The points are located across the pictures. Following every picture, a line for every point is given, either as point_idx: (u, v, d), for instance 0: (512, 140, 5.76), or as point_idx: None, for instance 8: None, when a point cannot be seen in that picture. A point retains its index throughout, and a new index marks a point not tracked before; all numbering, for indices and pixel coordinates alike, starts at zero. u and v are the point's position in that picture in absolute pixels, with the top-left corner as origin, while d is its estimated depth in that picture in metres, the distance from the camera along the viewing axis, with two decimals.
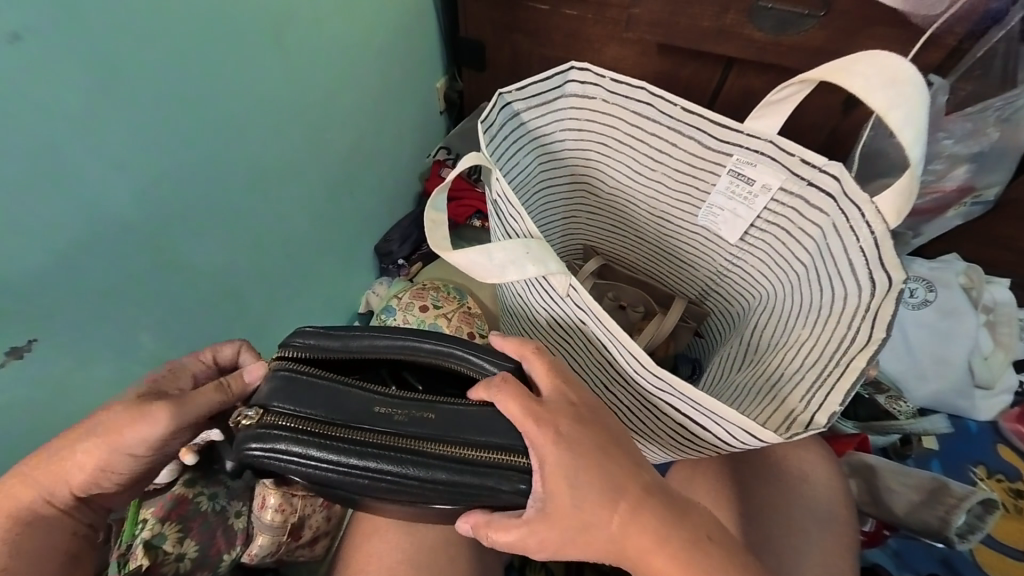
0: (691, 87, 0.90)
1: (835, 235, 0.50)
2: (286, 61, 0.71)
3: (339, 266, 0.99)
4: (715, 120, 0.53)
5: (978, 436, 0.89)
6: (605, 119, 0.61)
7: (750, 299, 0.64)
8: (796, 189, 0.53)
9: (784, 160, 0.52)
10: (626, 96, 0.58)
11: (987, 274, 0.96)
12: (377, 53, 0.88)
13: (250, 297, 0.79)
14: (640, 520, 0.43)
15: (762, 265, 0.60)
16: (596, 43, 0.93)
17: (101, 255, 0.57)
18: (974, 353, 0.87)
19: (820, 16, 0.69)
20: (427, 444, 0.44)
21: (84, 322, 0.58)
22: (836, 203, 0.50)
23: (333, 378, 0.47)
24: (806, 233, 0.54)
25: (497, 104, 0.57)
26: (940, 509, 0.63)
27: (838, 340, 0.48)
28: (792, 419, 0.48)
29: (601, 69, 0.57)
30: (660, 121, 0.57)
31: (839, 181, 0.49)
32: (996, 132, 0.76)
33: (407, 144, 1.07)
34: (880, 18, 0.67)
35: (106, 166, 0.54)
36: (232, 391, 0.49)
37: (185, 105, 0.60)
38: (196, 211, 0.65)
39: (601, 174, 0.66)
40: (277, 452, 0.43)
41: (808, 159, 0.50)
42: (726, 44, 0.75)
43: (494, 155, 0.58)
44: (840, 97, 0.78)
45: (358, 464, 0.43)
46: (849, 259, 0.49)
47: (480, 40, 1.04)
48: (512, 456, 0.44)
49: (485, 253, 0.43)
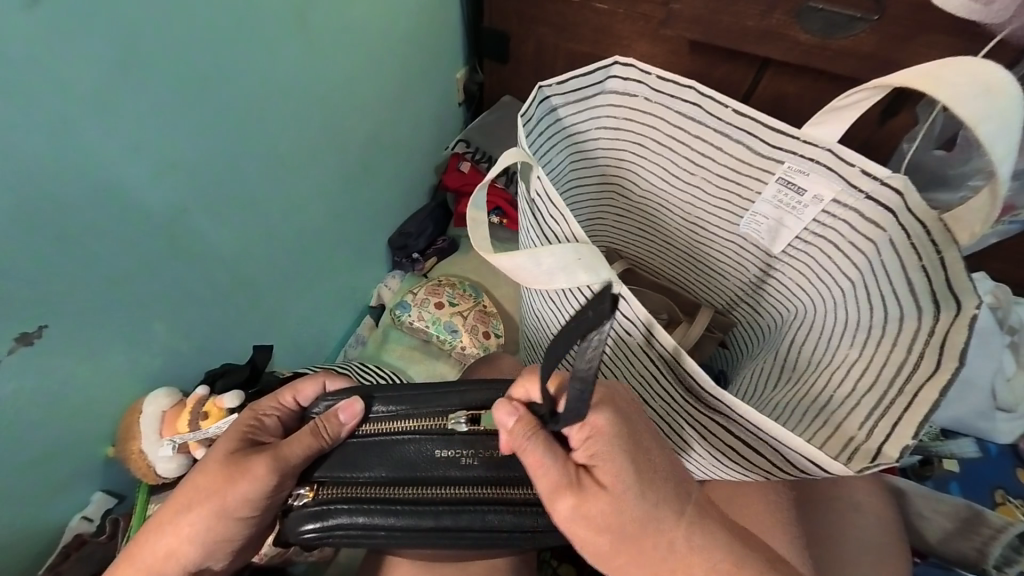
0: (722, 87, 0.87)
1: (894, 253, 0.48)
2: (308, 41, 0.68)
3: (352, 258, 0.96)
4: (769, 126, 0.51)
5: (998, 459, 0.87)
6: (644, 119, 0.58)
7: (784, 313, 0.62)
8: (850, 201, 0.50)
9: (842, 170, 0.49)
10: (672, 95, 0.55)
11: (1013, 294, 0.94)
12: (400, 39, 0.85)
13: (263, 287, 0.77)
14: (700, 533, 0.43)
15: (803, 279, 0.58)
16: (626, 40, 0.90)
17: (114, 237, 0.55)
18: (997, 376, 0.85)
19: (872, 20, 0.66)
20: (508, 489, 0.45)
21: (94, 309, 0.56)
22: (896, 218, 0.48)
23: (381, 433, 0.45)
24: (859, 249, 0.51)
25: (536, 97, 0.55)
26: (976, 540, 0.62)
27: (898, 365, 0.46)
28: (850, 448, 0.45)
29: (647, 66, 0.54)
30: (706, 122, 0.55)
31: (902, 195, 0.47)
32: None
33: (424, 134, 1.04)
34: (934, 25, 0.65)
35: (122, 144, 0.52)
36: (327, 436, 0.44)
37: (206, 84, 0.57)
38: (211, 195, 0.63)
39: (634, 176, 0.64)
40: (338, 526, 0.43)
41: (869, 171, 0.48)
42: (770, 45, 0.72)
43: (530, 150, 0.56)
44: (878, 105, 0.75)
45: (434, 524, 0.43)
46: (909, 279, 0.47)
47: (504, 30, 1.01)
48: (487, 489, 0.44)
49: (534, 258, 0.41)
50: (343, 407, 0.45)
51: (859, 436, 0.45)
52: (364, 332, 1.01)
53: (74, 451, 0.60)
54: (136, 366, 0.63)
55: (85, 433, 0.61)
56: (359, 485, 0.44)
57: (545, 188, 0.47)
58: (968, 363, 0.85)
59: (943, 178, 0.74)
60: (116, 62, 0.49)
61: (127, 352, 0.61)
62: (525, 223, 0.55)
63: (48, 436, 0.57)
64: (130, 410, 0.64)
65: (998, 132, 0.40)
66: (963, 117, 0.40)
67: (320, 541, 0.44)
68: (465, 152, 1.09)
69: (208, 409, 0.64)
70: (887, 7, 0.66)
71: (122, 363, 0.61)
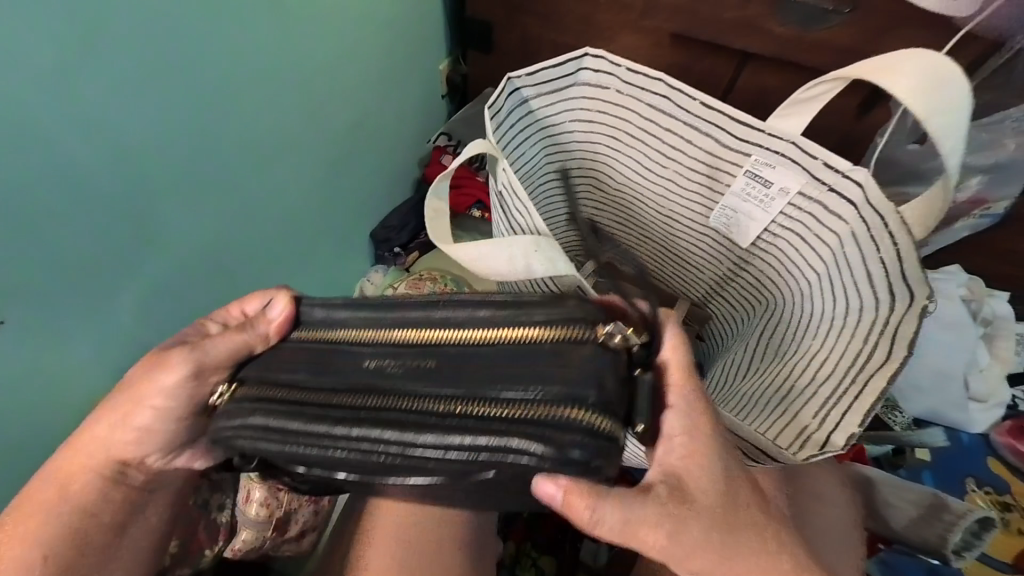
0: (704, 81, 0.86)
1: (856, 245, 0.49)
2: (284, 27, 0.67)
3: (334, 250, 0.95)
4: (736, 118, 0.51)
5: (971, 448, 0.89)
6: (616, 112, 0.58)
7: (754, 306, 0.63)
8: (816, 194, 0.50)
9: (806, 162, 0.49)
10: (641, 88, 0.55)
11: (990, 287, 0.95)
12: (382, 28, 0.84)
13: (242, 281, 0.76)
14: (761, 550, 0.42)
15: (772, 272, 0.58)
16: (608, 32, 0.89)
17: (74, 224, 0.53)
18: (970, 366, 0.86)
19: (847, 12, 0.67)
20: (424, 401, 0.35)
21: (56, 298, 0.54)
22: (857, 211, 0.48)
23: (317, 341, 0.41)
24: (823, 242, 0.51)
25: (504, 90, 0.56)
26: (940, 526, 0.63)
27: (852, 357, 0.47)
28: (805, 436, 0.48)
29: (616, 57, 0.54)
30: (675, 115, 0.54)
31: (862, 189, 0.47)
32: (1013, 143, 0.73)
33: (407, 126, 1.03)
34: (908, 18, 0.65)
35: (82, 127, 0.51)
36: (256, 331, 0.44)
37: (175, 70, 0.56)
38: (184, 186, 0.62)
39: (609, 169, 0.64)
40: (243, 426, 0.37)
41: (831, 163, 0.48)
42: (749, 37, 0.72)
43: (500, 143, 0.56)
44: (855, 100, 0.75)
45: (334, 432, 0.34)
46: (869, 271, 0.48)
47: (487, 21, 1.00)
48: (413, 403, 0.35)
49: (493, 248, 0.41)
50: (274, 304, 0.44)
51: (812, 425, 0.48)
52: None
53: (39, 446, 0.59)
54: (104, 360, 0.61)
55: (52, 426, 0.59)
56: (283, 387, 0.38)
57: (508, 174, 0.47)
58: (943, 354, 0.86)
59: (918, 171, 0.74)
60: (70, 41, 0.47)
61: (95, 345, 0.60)
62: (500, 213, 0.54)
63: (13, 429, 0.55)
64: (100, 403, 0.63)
65: (950, 130, 0.40)
66: (917, 114, 0.40)
67: (233, 442, 0.39)
68: (448, 145, 1.08)
69: None
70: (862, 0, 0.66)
71: (88, 355, 0.60)
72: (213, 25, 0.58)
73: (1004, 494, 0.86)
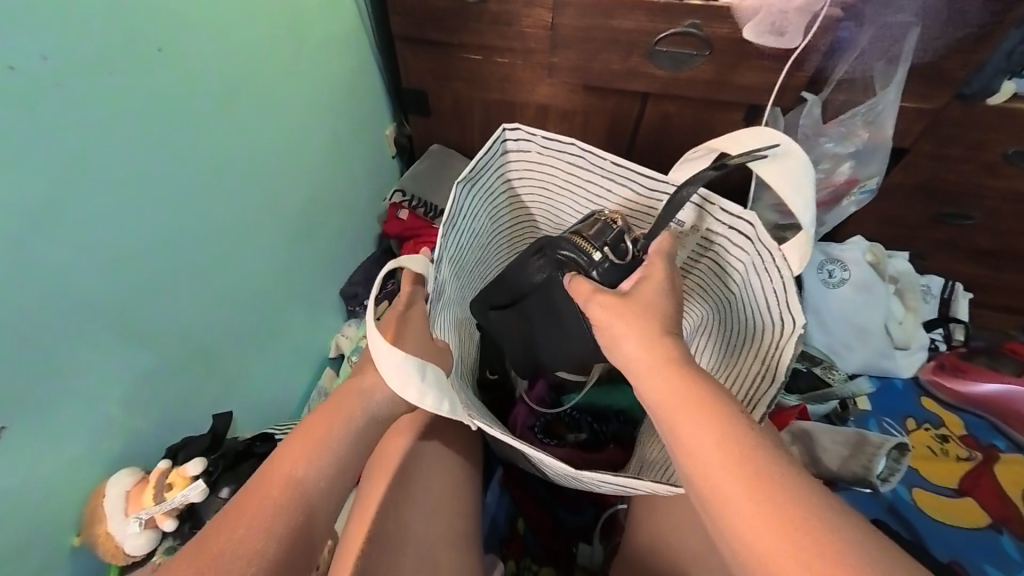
0: (616, 117, 1.04)
1: (755, 271, 0.56)
2: (227, 132, 0.73)
3: (300, 315, 1.01)
4: (645, 172, 0.60)
5: (903, 391, 1.07)
6: (542, 169, 0.67)
7: (718, 300, 0.65)
8: (721, 230, 0.57)
9: (705, 207, 0.57)
10: (558, 149, 0.63)
11: (889, 250, 1.17)
12: (318, 116, 0.92)
13: (221, 361, 0.82)
14: (685, 390, 0.45)
15: (716, 272, 0.62)
16: (527, 85, 1.03)
17: (52, 353, 0.57)
18: (888, 319, 1.06)
19: (705, 54, 0.84)
20: (558, 242, 0.62)
21: (38, 412, 0.57)
22: (752, 242, 0.54)
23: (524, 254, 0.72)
24: (734, 262, 0.58)
25: (455, 197, 0.58)
26: (864, 458, 0.67)
27: (777, 336, 0.55)
28: None
29: (531, 129, 0.62)
30: (595, 170, 0.63)
31: (752, 227, 0.53)
32: (866, 133, 0.87)
33: (364, 187, 1.14)
34: (757, 53, 0.83)
35: (62, 262, 0.56)
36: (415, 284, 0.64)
37: (140, 176, 0.62)
38: (160, 285, 0.68)
39: (546, 215, 0.75)
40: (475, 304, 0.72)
41: (726, 208, 0.55)
42: (638, 79, 0.91)
43: (464, 232, 0.63)
44: (739, 115, 0.96)
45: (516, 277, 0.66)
46: (766, 296, 0.55)
47: (421, 89, 1.11)
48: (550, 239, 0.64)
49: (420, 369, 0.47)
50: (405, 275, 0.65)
51: None
52: (326, 383, 1.08)
53: (40, 547, 0.60)
54: (95, 452, 0.65)
55: (59, 522, 0.62)
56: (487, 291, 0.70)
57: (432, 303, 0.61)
58: (863, 311, 1.04)
59: None
60: (47, 190, 0.53)
61: (79, 458, 0.63)
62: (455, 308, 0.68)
63: (32, 530, 0.59)
64: (98, 488, 0.65)
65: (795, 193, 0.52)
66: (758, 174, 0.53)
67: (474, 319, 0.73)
68: (403, 201, 1.18)
69: (174, 479, 0.66)
70: (713, 43, 0.83)
71: (78, 451, 0.63)
72: (162, 141, 0.64)
73: (939, 427, 1.01)
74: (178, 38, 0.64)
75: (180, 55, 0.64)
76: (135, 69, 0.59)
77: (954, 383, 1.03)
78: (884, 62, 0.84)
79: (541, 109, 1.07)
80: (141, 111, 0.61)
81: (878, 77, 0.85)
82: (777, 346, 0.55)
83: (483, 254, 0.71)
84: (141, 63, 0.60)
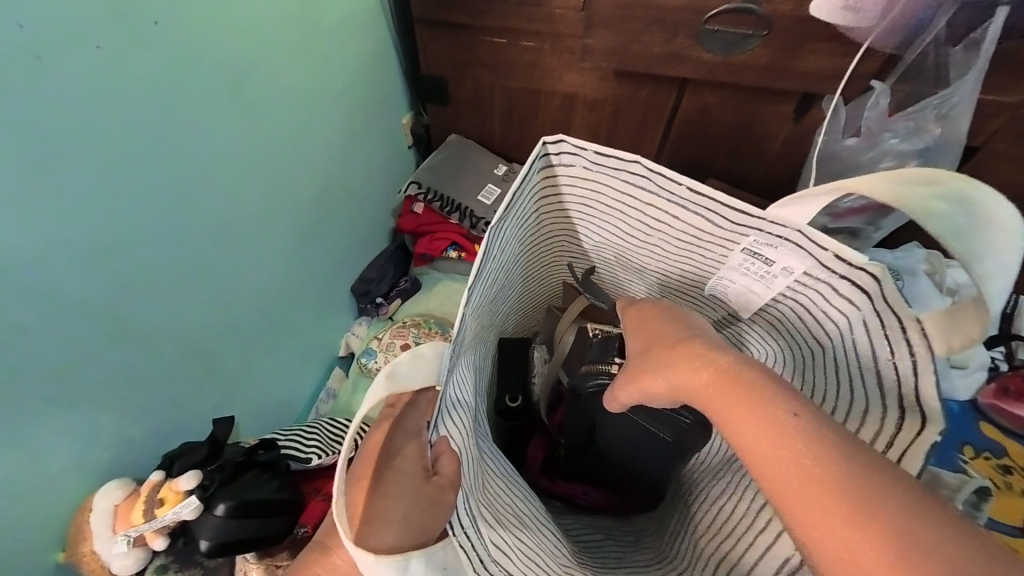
0: (650, 107, 0.96)
1: (866, 332, 0.46)
2: (229, 120, 0.68)
3: (308, 316, 0.96)
4: (730, 205, 0.49)
5: (960, 416, 0.96)
6: (593, 185, 0.58)
7: (803, 344, 0.56)
8: (821, 277, 0.47)
9: (814, 250, 0.46)
10: (614, 166, 0.55)
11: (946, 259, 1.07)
12: (329, 103, 0.86)
13: (222, 363, 0.77)
14: (734, 394, 0.39)
15: (803, 316, 0.53)
16: (554, 71, 0.95)
17: (32, 358, 0.53)
18: None
19: (762, 35, 0.75)
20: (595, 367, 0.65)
21: (19, 421, 0.53)
22: (869, 299, 0.45)
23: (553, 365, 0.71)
24: (830, 316, 0.50)
25: (490, 237, 0.51)
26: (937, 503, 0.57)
27: (890, 416, 0.46)
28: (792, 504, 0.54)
29: (580, 142, 0.54)
30: (660, 193, 0.54)
31: (878, 280, 0.43)
32: (936, 128, 0.75)
33: (378, 180, 1.09)
34: (820, 35, 0.74)
35: (43, 259, 0.51)
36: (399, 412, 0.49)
37: (132, 169, 0.57)
38: (154, 285, 0.63)
39: (594, 233, 0.66)
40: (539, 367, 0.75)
41: (843, 254, 0.44)
42: (679, 65, 0.83)
43: (496, 267, 0.56)
44: (789, 106, 0.87)
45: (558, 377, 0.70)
46: (878, 366, 0.46)
47: (441, 75, 1.04)
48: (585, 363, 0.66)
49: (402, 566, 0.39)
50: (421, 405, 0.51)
51: None
52: (334, 384, 1.04)
53: (22, 561, 0.57)
54: (84, 462, 0.61)
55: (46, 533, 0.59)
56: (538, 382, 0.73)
57: (443, 398, 0.47)
58: None
59: (858, 164, 0.82)
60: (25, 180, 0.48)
61: (66, 468, 0.59)
62: (472, 348, 0.60)
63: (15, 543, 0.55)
64: (86, 501, 0.61)
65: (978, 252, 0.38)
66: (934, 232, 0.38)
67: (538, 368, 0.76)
68: (418, 194, 1.12)
69: (165, 495, 0.61)
70: (773, 23, 0.74)
71: (67, 462, 0.59)
72: (156, 130, 0.59)
73: (1001, 456, 0.91)
74: (173, 12, 0.57)
75: (178, 32, 0.58)
76: (128, 45, 0.53)
77: (1018, 409, 0.92)
78: (963, 47, 0.73)
79: (568, 97, 1.00)
80: (132, 96, 0.55)
81: (955, 64, 0.74)
82: (886, 434, 0.46)
83: (505, 280, 0.63)
84: (131, 39, 0.54)
